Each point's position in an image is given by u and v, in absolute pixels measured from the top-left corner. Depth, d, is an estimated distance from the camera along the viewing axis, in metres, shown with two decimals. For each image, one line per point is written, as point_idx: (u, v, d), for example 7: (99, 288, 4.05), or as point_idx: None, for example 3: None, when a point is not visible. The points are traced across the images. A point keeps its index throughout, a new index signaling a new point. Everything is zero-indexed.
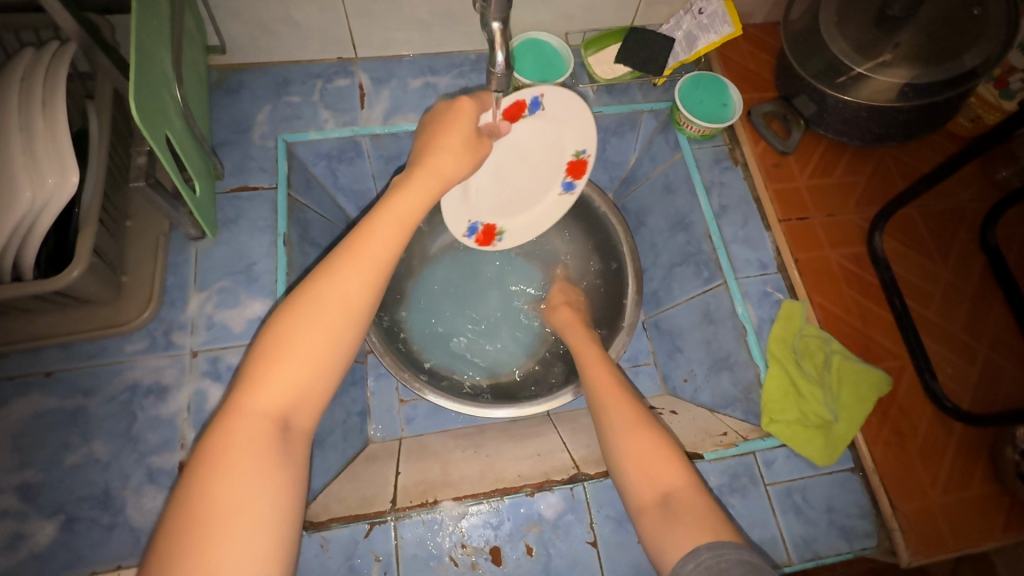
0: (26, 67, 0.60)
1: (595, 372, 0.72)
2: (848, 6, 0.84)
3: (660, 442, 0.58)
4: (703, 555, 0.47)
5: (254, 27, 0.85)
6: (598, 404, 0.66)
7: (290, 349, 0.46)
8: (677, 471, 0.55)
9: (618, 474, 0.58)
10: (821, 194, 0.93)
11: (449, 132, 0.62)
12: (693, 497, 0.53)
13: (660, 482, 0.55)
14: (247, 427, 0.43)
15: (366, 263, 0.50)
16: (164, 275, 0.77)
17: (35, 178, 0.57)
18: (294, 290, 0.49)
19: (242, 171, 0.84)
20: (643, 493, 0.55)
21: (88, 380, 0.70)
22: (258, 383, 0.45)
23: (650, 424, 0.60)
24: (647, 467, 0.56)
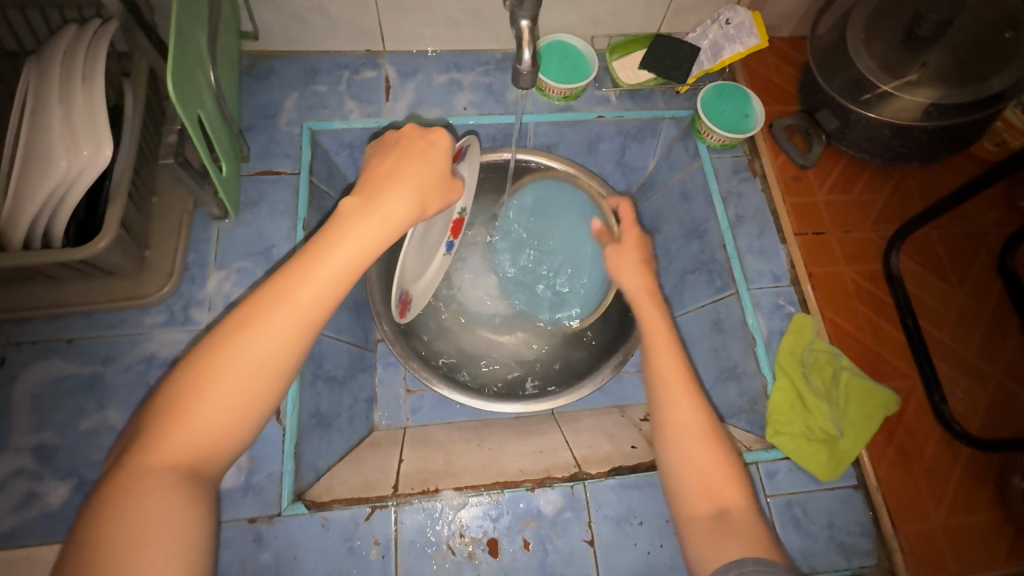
0: (68, 42, 0.62)
1: (664, 360, 0.62)
2: (875, 23, 0.84)
3: (723, 459, 0.57)
4: (747, 565, 0.47)
5: (287, 16, 0.87)
6: (660, 399, 0.61)
7: (199, 407, 0.44)
8: (740, 497, 0.55)
9: (672, 482, 0.58)
10: (838, 211, 0.92)
11: (409, 163, 0.59)
12: (749, 517, 0.53)
13: (721, 498, 0.55)
14: (151, 475, 0.42)
15: (298, 311, 0.48)
16: (186, 252, 0.79)
17: (71, 149, 0.59)
18: (212, 337, 0.47)
19: (267, 156, 0.86)
20: (698, 507, 0.55)
21: (107, 349, 0.73)
22: (160, 437, 0.43)
23: (720, 440, 0.58)
24: (711, 485, 0.56)
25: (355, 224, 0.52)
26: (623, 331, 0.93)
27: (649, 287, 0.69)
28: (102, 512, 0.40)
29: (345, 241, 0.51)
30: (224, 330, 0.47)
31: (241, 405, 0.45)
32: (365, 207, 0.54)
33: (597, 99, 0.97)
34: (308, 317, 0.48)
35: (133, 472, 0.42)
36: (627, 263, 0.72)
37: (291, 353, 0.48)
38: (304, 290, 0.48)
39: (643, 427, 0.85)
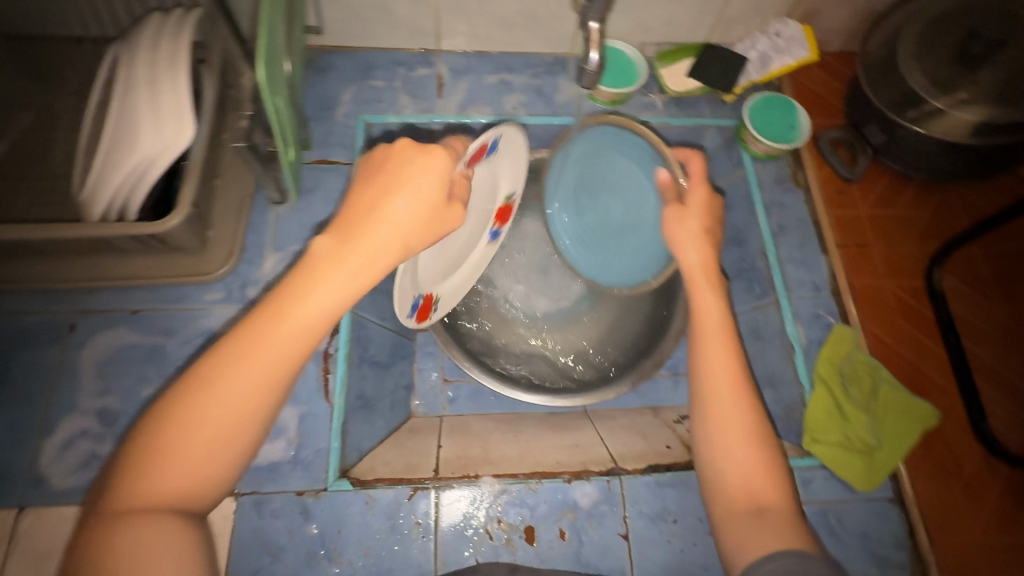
0: (156, 31, 0.66)
1: (714, 353, 0.63)
2: (928, 41, 0.84)
3: (765, 460, 0.58)
4: (783, 556, 0.49)
5: (351, 12, 0.90)
6: (704, 396, 0.61)
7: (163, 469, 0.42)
8: (780, 496, 0.56)
9: (710, 476, 0.59)
10: (881, 225, 0.93)
11: (409, 181, 0.51)
12: (789, 516, 0.54)
13: (759, 496, 0.56)
14: (115, 525, 0.39)
15: (277, 354, 0.45)
16: (245, 234, 0.82)
17: (155, 129, 0.62)
18: (177, 387, 0.44)
19: (324, 146, 0.90)
20: (736, 503, 0.56)
21: (169, 322, 0.76)
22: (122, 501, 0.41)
23: (762, 442, 0.59)
24: (753, 483, 0.57)
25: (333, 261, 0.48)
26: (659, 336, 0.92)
27: (710, 263, 0.68)
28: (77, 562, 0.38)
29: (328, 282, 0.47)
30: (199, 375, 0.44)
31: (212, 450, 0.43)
32: (343, 246, 0.48)
33: (644, 105, 0.99)
34: (288, 358, 0.45)
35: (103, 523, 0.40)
36: (691, 229, 0.70)
37: (270, 394, 0.45)
38: (282, 330, 0.45)
39: (677, 429, 0.86)
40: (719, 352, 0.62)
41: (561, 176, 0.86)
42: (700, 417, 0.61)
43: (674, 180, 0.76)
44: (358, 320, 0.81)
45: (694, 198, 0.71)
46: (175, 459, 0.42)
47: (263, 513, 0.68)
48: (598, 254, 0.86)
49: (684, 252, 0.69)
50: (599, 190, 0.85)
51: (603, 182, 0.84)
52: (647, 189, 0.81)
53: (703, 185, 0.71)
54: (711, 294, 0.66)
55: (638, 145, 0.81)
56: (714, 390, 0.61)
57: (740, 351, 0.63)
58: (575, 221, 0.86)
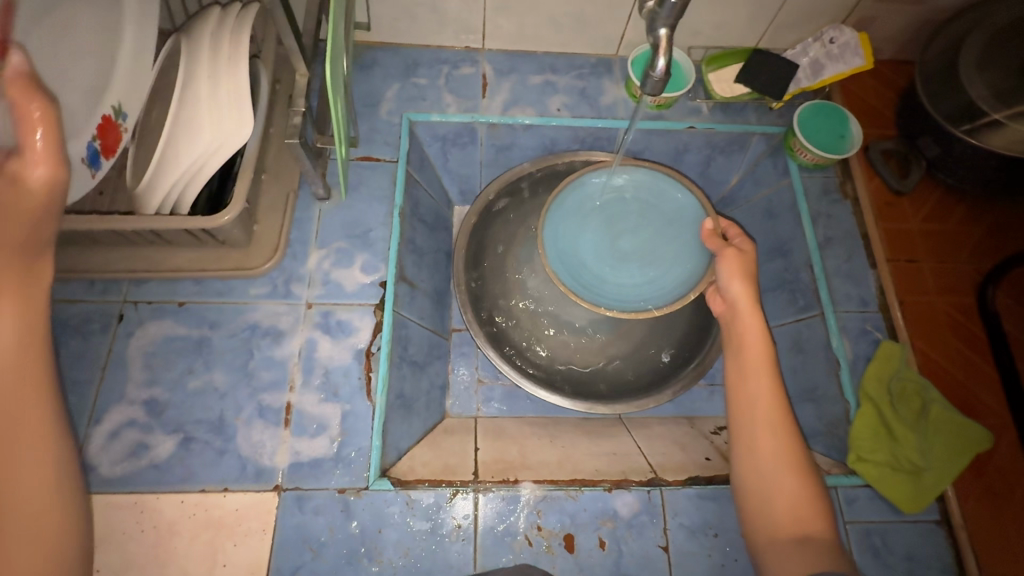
0: (217, 22, 0.68)
1: (756, 387, 0.65)
2: (990, 55, 0.83)
3: (809, 487, 0.59)
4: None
5: (399, 9, 0.90)
6: (748, 424, 0.63)
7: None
8: (824, 524, 0.57)
9: (754, 502, 0.60)
10: (932, 241, 0.91)
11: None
12: (833, 544, 0.55)
13: (804, 523, 0.57)
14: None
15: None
16: (290, 229, 0.82)
17: (215, 125, 0.64)
18: None
19: (368, 143, 0.89)
20: (781, 530, 0.57)
21: (215, 315, 0.76)
22: None
23: (806, 471, 0.60)
24: (797, 514, 0.57)
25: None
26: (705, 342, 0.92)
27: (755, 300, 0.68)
28: None
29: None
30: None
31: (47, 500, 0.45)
32: None
33: (689, 109, 0.98)
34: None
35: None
36: (738, 266, 0.69)
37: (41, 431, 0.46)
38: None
39: (715, 441, 0.85)
40: (762, 385, 0.64)
41: (584, 197, 0.83)
42: (743, 446, 0.63)
43: (718, 232, 0.72)
44: (398, 319, 0.81)
45: (745, 248, 0.71)
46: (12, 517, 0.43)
47: (304, 509, 0.68)
48: (582, 277, 0.78)
49: (726, 286, 0.69)
50: (617, 222, 0.81)
51: (626, 217, 0.81)
52: (677, 235, 0.78)
53: (743, 237, 0.73)
54: (758, 328, 0.67)
55: (680, 194, 0.80)
56: (755, 426, 0.62)
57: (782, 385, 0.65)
58: (576, 241, 0.81)
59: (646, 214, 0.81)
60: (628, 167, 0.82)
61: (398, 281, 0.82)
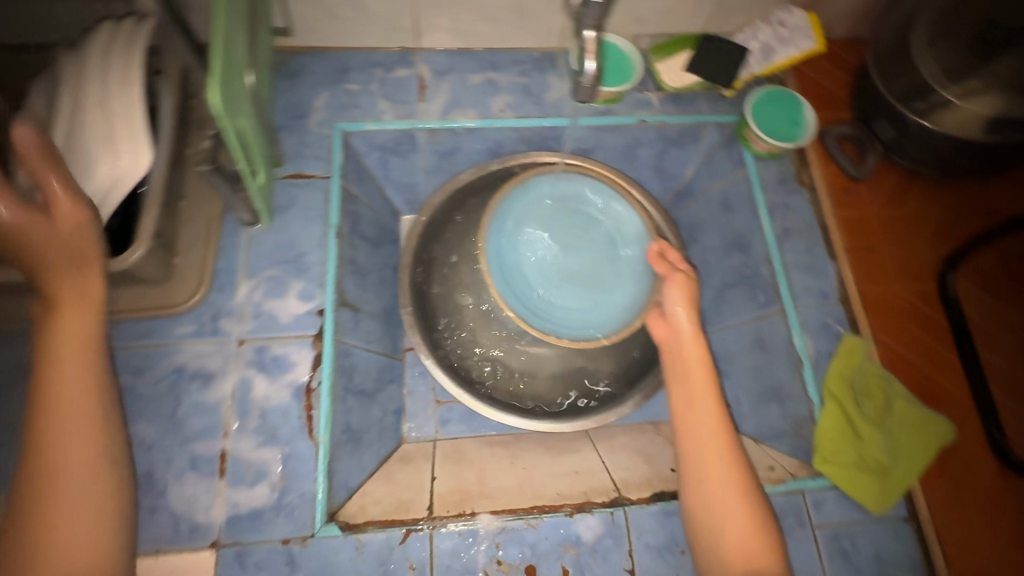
0: (107, 40, 0.60)
1: (703, 419, 0.64)
2: (944, 26, 0.78)
3: (758, 514, 0.59)
4: None
5: (321, 10, 0.83)
6: (699, 454, 0.62)
7: (63, 524, 0.47)
8: (773, 554, 0.57)
9: (705, 531, 0.60)
10: (891, 227, 0.88)
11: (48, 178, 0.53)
12: None
13: (755, 555, 0.56)
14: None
15: (72, 445, 0.49)
16: (216, 259, 0.76)
17: (111, 156, 0.57)
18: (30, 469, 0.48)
19: (297, 158, 0.83)
20: (732, 562, 0.57)
21: (136, 360, 0.70)
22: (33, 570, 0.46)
23: (753, 498, 0.59)
24: (747, 551, 0.57)
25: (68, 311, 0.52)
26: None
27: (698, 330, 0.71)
28: None
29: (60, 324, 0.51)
30: (48, 449, 0.49)
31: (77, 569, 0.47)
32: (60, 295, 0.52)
33: (639, 102, 0.93)
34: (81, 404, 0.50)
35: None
36: (681, 293, 0.73)
37: (89, 481, 0.50)
38: (71, 326, 0.52)
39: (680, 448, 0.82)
40: (707, 408, 0.64)
41: (526, 210, 0.80)
42: (695, 481, 0.61)
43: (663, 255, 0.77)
44: (340, 348, 0.76)
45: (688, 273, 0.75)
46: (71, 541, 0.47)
47: (247, 565, 0.64)
48: (525, 296, 0.77)
49: (671, 311, 0.73)
50: (559, 237, 0.80)
51: (569, 233, 0.80)
52: (621, 253, 0.80)
53: (680, 262, 0.76)
54: (699, 352, 0.69)
55: (620, 210, 0.82)
56: (701, 458, 0.62)
57: (728, 412, 0.65)
58: (518, 255, 0.78)
59: (587, 228, 0.81)
60: (562, 176, 0.83)
61: (338, 307, 0.77)
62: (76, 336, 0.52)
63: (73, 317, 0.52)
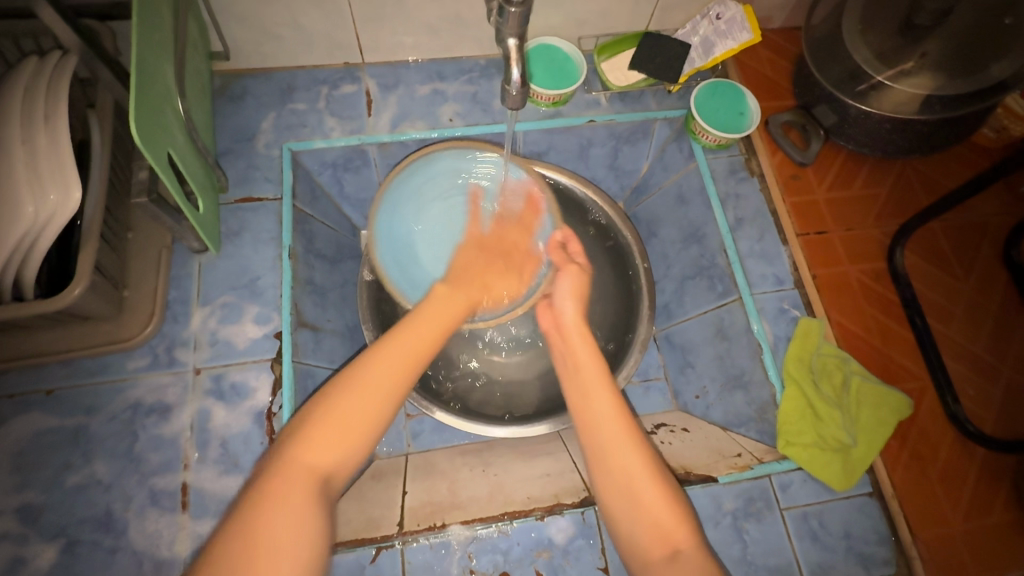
0: (28, 78, 0.59)
1: (599, 405, 0.62)
2: (870, 15, 0.80)
3: (671, 498, 0.56)
4: None
5: (259, 32, 0.83)
6: (603, 441, 0.59)
7: (360, 390, 0.55)
8: (688, 532, 0.55)
9: (616, 522, 0.57)
10: (840, 209, 0.91)
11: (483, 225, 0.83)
12: (701, 552, 0.53)
13: (672, 539, 0.54)
14: (293, 475, 0.51)
15: (406, 354, 0.60)
16: (167, 289, 0.75)
17: (36, 194, 0.56)
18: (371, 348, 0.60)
19: (245, 182, 0.83)
20: (651, 551, 0.54)
21: (90, 399, 0.69)
22: (329, 420, 0.54)
23: (665, 482, 0.57)
24: (661, 528, 0.54)
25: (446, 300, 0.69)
26: (633, 304, 0.91)
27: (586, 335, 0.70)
28: (271, 491, 0.49)
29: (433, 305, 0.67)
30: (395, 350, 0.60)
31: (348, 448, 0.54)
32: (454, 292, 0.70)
33: (587, 103, 0.94)
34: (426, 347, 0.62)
35: (281, 471, 0.51)
36: (573, 286, 0.74)
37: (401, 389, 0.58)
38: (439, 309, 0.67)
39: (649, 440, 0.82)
40: (601, 397, 0.62)
41: (428, 185, 0.85)
42: (597, 467, 0.59)
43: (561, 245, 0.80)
44: (301, 369, 0.75)
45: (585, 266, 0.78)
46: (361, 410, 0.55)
47: None
48: (406, 257, 0.82)
49: (561, 304, 0.73)
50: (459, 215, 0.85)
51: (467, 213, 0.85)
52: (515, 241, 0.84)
53: (576, 256, 0.79)
54: (585, 346, 0.68)
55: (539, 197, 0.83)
56: (600, 451, 0.59)
57: (622, 401, 0.62)
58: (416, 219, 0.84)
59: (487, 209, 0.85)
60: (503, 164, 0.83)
61: (296, 328, 0.76)
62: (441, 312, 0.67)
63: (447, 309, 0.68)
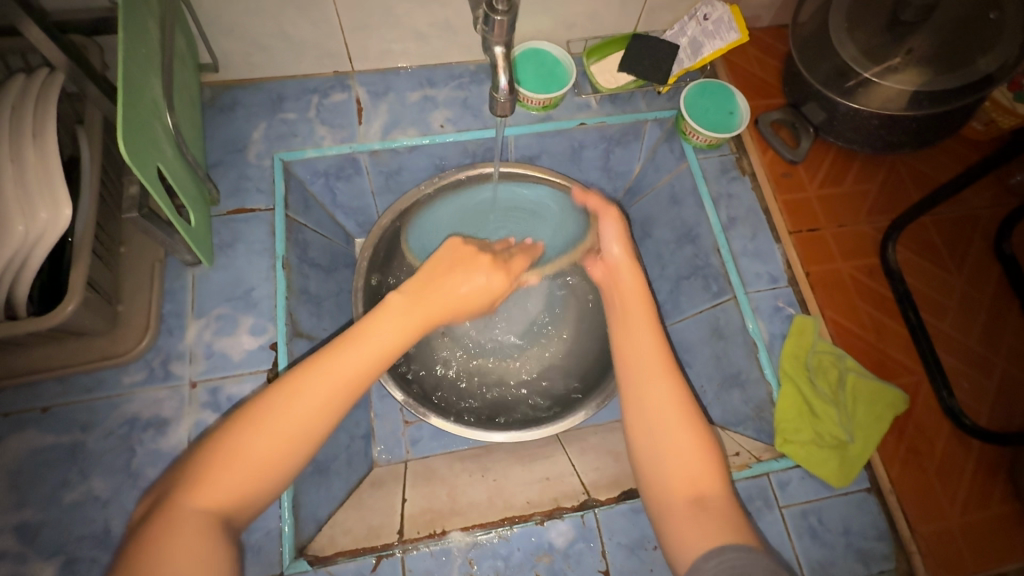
0: (16, 95, 0.59)
1: (638, 343, 0.63)
2: (856, 12, 0.81)
3: (703, 443, 0.56)
4: (727, 555, 0.47)
5: (248, 44, 0.83)
6: (634, 379, 0.60)
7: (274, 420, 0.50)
8: (716, 477, 0.54)
9: (643, 463, 0.56)
10: (832, 205, 0.91)
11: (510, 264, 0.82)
12: (726, 499, 0.53)
13: (700, 486, 0.53)
14: (190, 516, 0.45)
15: (339, 377, 0.54)
16: (162, 302, 0.75)
17: (26, 212, 0.56)
18: (299, 368, 0.54)
19: (237, 193, 0.82)
20: (676, 492, 0.53)
21: (86, 415, 0.69)
22: (236, 452, 0.48)
23: (700, 428, 0.57)
24: (689, 471, 0.54)
25: (401, 309, 0.61)
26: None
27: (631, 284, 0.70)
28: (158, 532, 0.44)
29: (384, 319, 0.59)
30: (325, 372, 0.53)
31: (257, 483, 0.48)
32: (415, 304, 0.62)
33: (578, 106, 0.94)
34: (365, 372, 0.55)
35: (179, 510, 0.45)
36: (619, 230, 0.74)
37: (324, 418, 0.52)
38: (391, 323, 0.59)
39: None
40: (646, 338, 0.63)
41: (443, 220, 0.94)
42: (631, 407, 0.59)
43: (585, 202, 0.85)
44: None
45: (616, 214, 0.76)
46: (277, 441, 0.49)
47: None
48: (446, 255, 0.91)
49: (608, 249, 0.73)
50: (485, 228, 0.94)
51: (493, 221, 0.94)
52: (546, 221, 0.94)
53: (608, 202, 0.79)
54: (633, 283, 0.70)
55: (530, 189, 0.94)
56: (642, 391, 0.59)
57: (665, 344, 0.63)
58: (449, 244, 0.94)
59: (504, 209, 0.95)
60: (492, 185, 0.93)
61: (292, 338, 0.76)
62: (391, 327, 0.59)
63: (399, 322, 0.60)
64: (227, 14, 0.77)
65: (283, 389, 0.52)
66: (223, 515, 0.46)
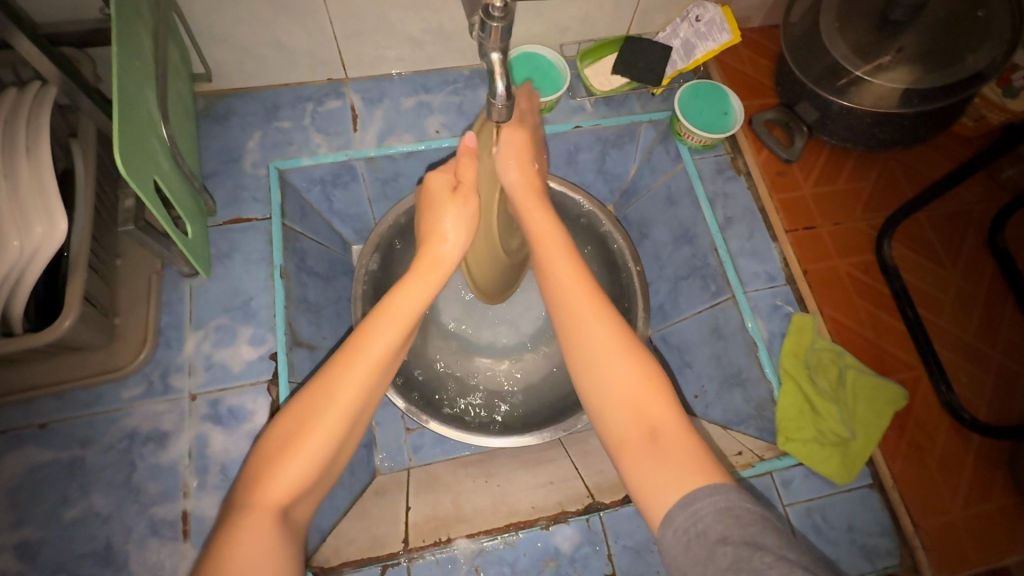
0: (8, 108, 0.58)
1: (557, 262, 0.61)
2: (849, 10, 0.81)
3: (644, 364, 0.54)
4: (699, 503, 0.45)
5: (241, 53, 0.82)
6: (568, 320, 0.58)
7: (318, 419, 0.52)
8: (666, 407, 0.52)
9: (591, 401, 0.55)
10: (827, 204, 0.92)
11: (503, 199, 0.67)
12: (681, 433, 0.51)
13: (651, 418, 0.51)
14: (258, 516, 0.48)
15: (369, 366, 0.55)
16: (159, 314, 0.75)
17: (21, 228, 0.55)
18: (331, 365, 0.55)
19: (234, 203, 0.82)
20: (627, 431, 0.52)
21: (84, 431, 0.68)
22: (286, 454, 0.51)
23: (638, 352, 0.55)
24: (638, 408, 0.52)
25: (397, 298, 0.60)
26: (625, 295, 0.91)
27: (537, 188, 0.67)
28: (226, 536, 0.46)
29: (394, 302, 0.59)
30: (353, 364, 0.55)
31: (309, 479, 0.51)
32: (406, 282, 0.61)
33: (572, 109, 0.95)
34: (386, 358, 0.57)
35: (245, 513, 0.48)
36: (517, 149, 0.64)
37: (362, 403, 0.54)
38: (403, 301, 0.59)
39: None
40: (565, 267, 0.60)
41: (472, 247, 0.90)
42: (569, 344, 0.58)
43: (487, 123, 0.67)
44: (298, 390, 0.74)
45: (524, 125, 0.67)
46: (320, 439, 0.51)
47: None
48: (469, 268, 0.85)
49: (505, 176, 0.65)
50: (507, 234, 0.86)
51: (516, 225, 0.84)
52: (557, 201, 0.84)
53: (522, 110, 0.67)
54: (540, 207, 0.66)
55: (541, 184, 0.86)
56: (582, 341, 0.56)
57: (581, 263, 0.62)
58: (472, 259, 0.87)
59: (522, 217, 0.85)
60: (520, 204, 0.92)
61: (292, 348, 0.75)
62: (409, 299, 0.59)
63: (409, 302, 0.60)
64: (221, 24, 0.77)
65: (315, 390, 0.53)
66: (285, 510, 0.49)
